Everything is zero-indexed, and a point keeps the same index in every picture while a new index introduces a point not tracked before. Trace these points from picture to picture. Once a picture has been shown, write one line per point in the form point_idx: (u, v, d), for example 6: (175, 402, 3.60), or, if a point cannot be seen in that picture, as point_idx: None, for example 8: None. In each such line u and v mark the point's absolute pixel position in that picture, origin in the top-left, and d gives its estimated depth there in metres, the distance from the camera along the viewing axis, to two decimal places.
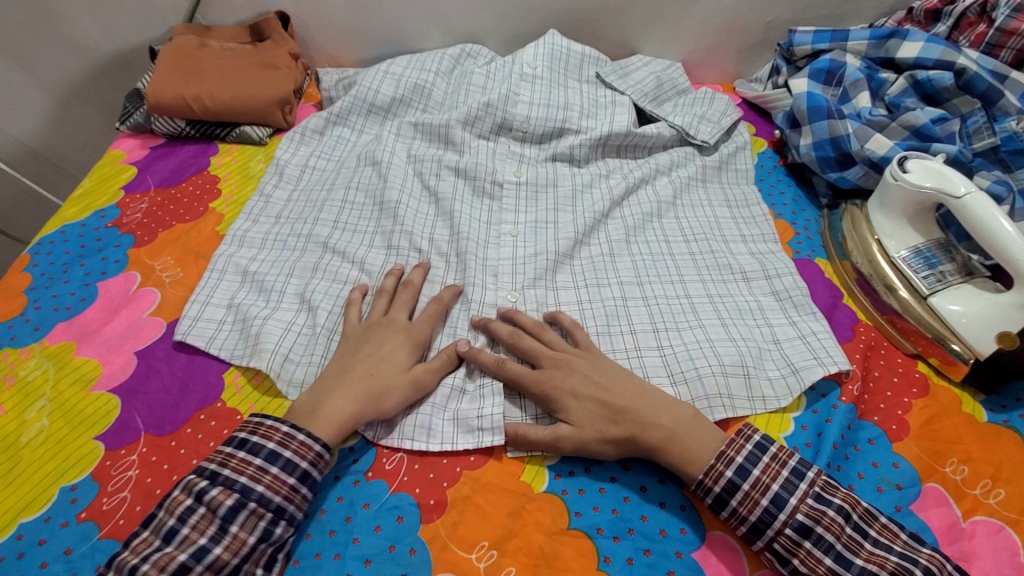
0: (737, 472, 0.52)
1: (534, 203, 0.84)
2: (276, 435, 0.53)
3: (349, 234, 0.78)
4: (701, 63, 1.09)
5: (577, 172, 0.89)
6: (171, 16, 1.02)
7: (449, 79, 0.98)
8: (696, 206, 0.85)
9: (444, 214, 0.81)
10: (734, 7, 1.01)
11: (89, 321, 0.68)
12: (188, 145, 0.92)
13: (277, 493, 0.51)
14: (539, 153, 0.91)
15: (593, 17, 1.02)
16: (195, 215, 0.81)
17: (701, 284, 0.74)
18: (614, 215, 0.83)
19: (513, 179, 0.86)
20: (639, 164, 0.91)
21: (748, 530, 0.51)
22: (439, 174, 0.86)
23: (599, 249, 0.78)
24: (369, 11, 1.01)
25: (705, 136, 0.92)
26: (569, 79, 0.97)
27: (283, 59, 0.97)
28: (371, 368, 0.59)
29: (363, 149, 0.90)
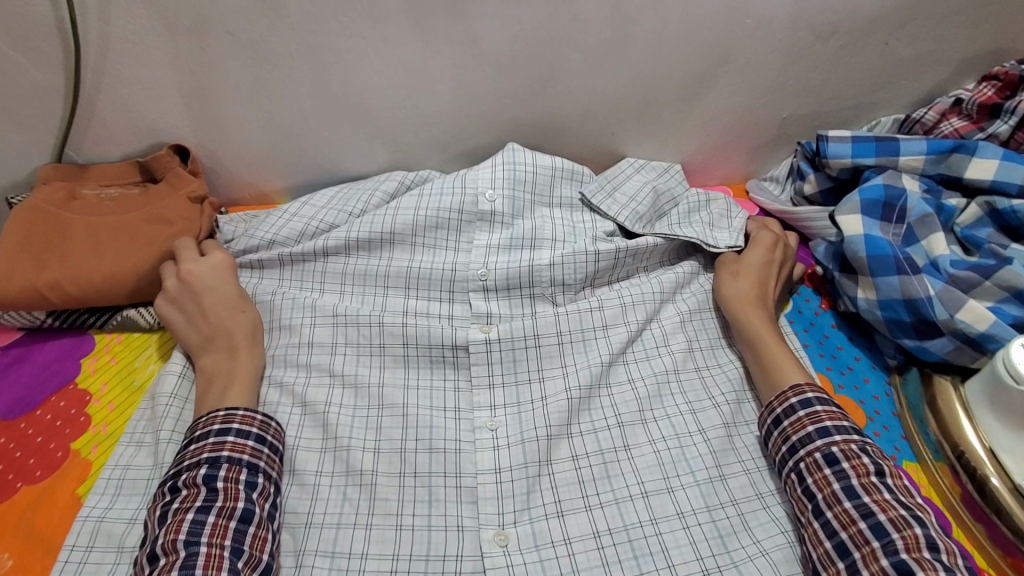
0: (799, 401, 0.58)
1: (511, 364, 0.67)
2: (216, 419, 0.56)
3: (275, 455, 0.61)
4: (706, 165, 0.90)
5: (561, 315, 0.70)
6: (33, 156, 0.79)
7: (365, 228, 0.74)
8: (716, 351, 0.71)
9: (395, 411, 0.63)
10: (745, 104, 0.83)
11: None
12: (50, 342, 0.69)
13: (243, 453, 0.54)
14: (507, 304, 0.72)
15: (575, 125, 0.83)
16: (49, 466, 0.59)
17: (744, 479, 0.61)
18: (616, 381, 0.67)
19: (480, 335, 0.68)
20: (639, 288, 0.73)
21: (787, 449, 0.57)
22: (383, 344, 0.67)
23: (609, 440, 0.63)
24: (294, 135, 0.80)
25: (721, 239, 0.75)
26: (537, 201, 0.78)
27: (179, 208, 0.74)
28: (225, 304, 0.65)
29: (269, 329, 0.69)
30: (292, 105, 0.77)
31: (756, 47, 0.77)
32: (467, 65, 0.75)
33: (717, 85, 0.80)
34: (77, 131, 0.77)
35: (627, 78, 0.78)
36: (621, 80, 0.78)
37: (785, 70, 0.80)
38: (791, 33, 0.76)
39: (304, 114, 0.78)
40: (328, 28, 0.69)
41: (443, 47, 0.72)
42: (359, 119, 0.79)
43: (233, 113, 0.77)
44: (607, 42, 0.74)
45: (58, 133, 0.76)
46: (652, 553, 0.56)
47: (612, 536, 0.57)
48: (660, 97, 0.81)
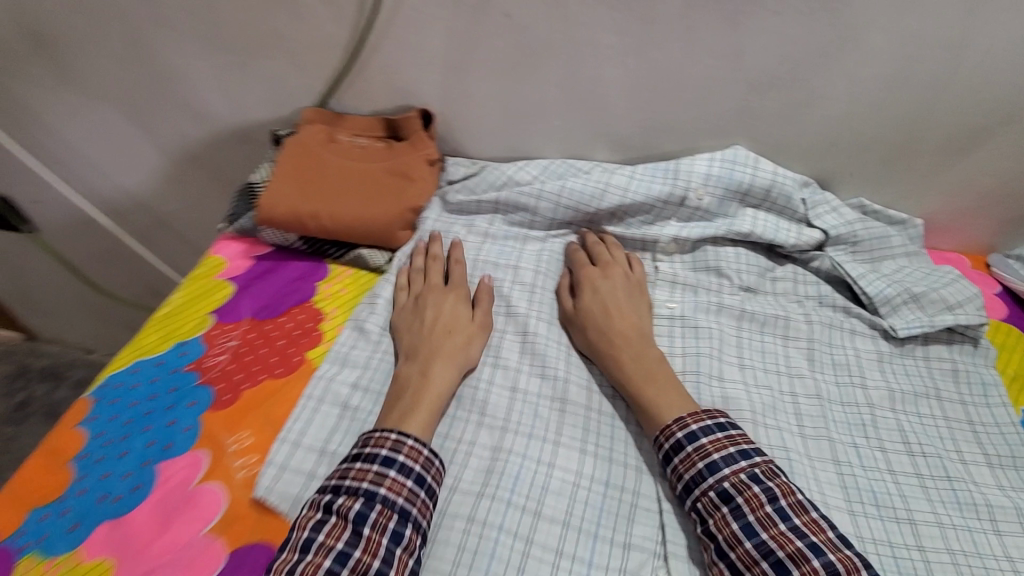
0: (687, 435, 0.55)
1: (694, 341, 0.69)
2: (384, 443, 0.53)
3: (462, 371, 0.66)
4: (945, 226, 0.82)
5: (744, 326, 0.71)
6: (302, 97, 0.90)
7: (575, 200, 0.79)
8: (916, 400, 0.66)
9: (581, 382, 0.66)
10: (1016, 169, 0.75)
11: (138, 529, 0.53)
12: (295, 262, 0.78)
13: (399, 495, 0.50)
14: (687, 299, 0.73)
15: (808, 158, 0.79)
16: (288, 368, 0.66)
17: (937, 530, 0.56)
18: (803, 386, 0.66)
19: (665, 311, 0.72)
20: (825, 313, 0.72)
21: (682, 489, 0.54)
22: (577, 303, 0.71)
23: (793, 442, 0.61)
24: (529, 119, 0.84)
25: (898, 323, 0.69)
26: (744, 204, 0.77)
27: (419, 167, 0.81)
28: (447, 328, 0.65)
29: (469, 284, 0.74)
30: (537, 91, 0.80)
31: None
32: (721, 79, 0.74)
33: (991, 144, 0.73)
34: (344, 83, 0.87)
35: (886, 120, 0.73)
36: (880, 121, 0.74)
37: None
38: None
39: (544, 101, 0.81)
40: (600, 23, 0.72)
41: (704, 58, 0.72)
42: (592, 115, 0.81)
43: (482, 90, 0.82)
44: (880, 79, 0.70)
45: (328, 82, 0.87)
46: None
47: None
48: (917, 145, 0.75)
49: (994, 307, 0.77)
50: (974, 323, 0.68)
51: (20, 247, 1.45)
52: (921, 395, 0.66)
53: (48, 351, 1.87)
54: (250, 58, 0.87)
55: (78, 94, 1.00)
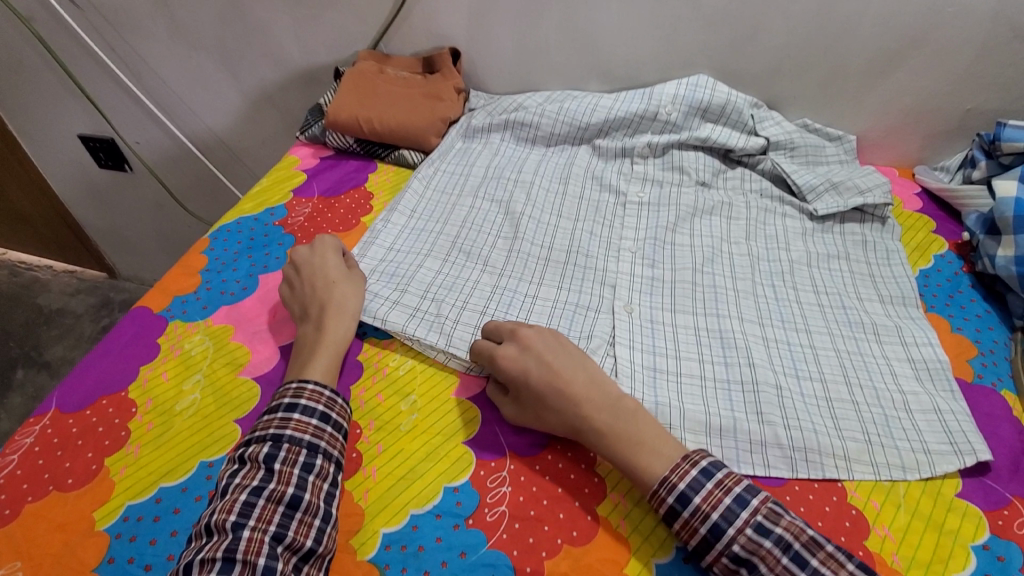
0: (677, 500, 0.53)
1: (654, 218, 0.88)
2: (289, 392, 0.60)
3: (475, 231, 0.85)
4: (877, 142, 1.00)
5: (697, 207, 0.89)
6: (359, 42, 1.13)
7: (571, 116, 0.98)
8: (830, 258, 0.83)
9: (564, 235, 0.85)
10: (929, 89, 0.92)
11: (248, 310, 0.75)
12: (352, 160, 1.01)
13: (305, 433, 0.57)
14: (652, 191, 0.92)
15: (761, 83, 0.98)
16: (347, 224, 0.88)
17: (827, 337, 0.73)
18: (739, 249, 0.84)
19: (635, 200, 0.90)
20: (764, 200, 0.91)
21: (700, 542, 0.52)
22: (564, 189, 0.92)
23: (722, 283, 0.79)
24: (536, 55, 1.05)
25: (820, 205, 0.87)
26: (704, 119, 0.95)
27: (449, 92, 1.03)
28: (322, 284, 0.71)
29: (483, 181, 0.93)
30: (542, 32, 1.02)
31: (950, 37, 0.86)
32: (687, 17, 0.93)
33: (906, 67, 0.91)
34: (392, 29, 1.10)
35: (820, 49, 0.92)
36: (815, 51, 0.92)
37: (976, 63, 0.88)
38: (990, 28, 0.84)
39: (548, 40, 1.02)
40: None
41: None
42: (585, 50, 1.02)
43: (499, 31, 1.04)
44: (810, 13, 0.89)
45: (380, 28, 1.10)
46: (738, 346, 0.70)
47: (708, 334, 0.73)
48: (847, 70, 0.93)
49: (912, 202, 0.93)
50: (880, 203, 0.85)
51: (118, 186, 1.73)
52: (834, 257, 0.83)
53: (129, 287, 2.18)
54: (319, 11, 1.11)
55: (184, 45, 1.26)
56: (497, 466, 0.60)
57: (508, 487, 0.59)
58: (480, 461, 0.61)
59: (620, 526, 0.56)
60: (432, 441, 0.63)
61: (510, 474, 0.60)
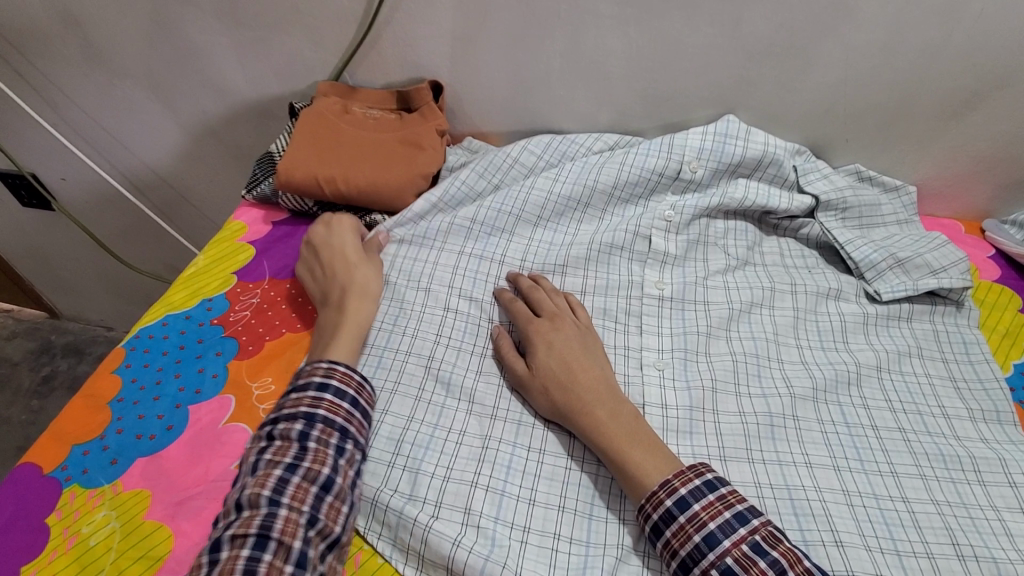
0: (676, 503, 0.49)
1: (681, 320, 0.71)
2: (317, 371, 0.56)
3: (463, 323, 0.70)
4: (938, 192, 0.85)
5: (732, 288, 0.74)
6: (317, 71, 0.93)
7: (573, 174, 0.81)
8: (906, 358, 0.67)
9: None
10: (1010, 134, 0.77)
11: (171, 464, 0.56)
12: (312, 226, 0.82)
13: (326, 449, 0.51)
14: (675, 278, 0.75)
15: (805, 125, 0.81)
16: (307, 322, 0.69)
17: (921, 484, 0.57)
18: (789, 351, 0.68)
19: (655, 291, 0.74)
20: (817, 279, 0.75)
21: (678, 566, 0.47)
22: (569, 265, 0.76)
23: (778, 406, 0.62)
24: (534, 89, 0.87)
25: (883, 288, 0.71)
26: (739, 173, 0.79)
27: (429, 136, 0.84)
28: (347, 263, 0.69)
29: (460, 269, 0.75)
30: (542, 63, 0.84)
31: None
32: (720, 48, 0.76)
33: (984, 108, 0.75)
34: (357, 56, 0.90)
35: (881, 86, 0.76)
36: (877, 87, 0.76)
37: None
38: None
39: (549, 71, 0.84)
40: None
41: (704, 27, 0.75)
42: (595, 84, 0.84)
43: (489, 60, 0.85)
44: (874, 45, 0.72)
45: (342, 55, 0.90)
46: (813, 513, 0.55)
47: (772, 490, 0.57)
48: (912, 111, 0.77)
49: (988, 270, 0.79)
50: (957, 287, 0.70)
51: (47, 224, 1.50)
52: (907, 354, 0.68)
53: (71, 328, 1.93)
54: (267, 33, 0.90)
55: (103, 70, 1.04)
56: None
57: None
58: None
59: None
60: None
61: None
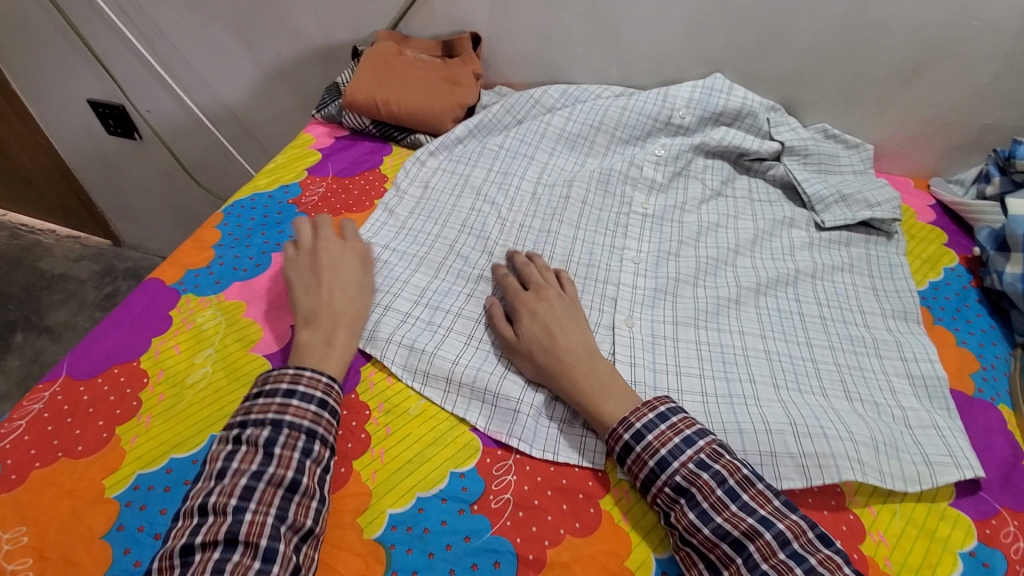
0: (632, 436, 0.58)
1: (657, 233, 0.86)
2: (285, 378, 0.59)
3: (482, 219, 0.87)
4: (893, 152, 1.00)
5: (703, 217, 0.88)
6: (377, 21, 1.12)
7: (582, 116, 0.99)
8: (838, 271, 0.81)
9: (567, 237, 0.85)
10: (951, 101, 0.92)
11: (260, 287, 0.75)
12: (367, 142, 1.01)
13: (304, 419, 0.57)
14: (658, 202, 0.90)
15: (780, 86, 0.97)
16: (362, 208, 0.88)
17: (828, 352, 0.73)
18: (743, 257, 0.83)
19: (640, 210, 0.89)
20: (775, 210, 0.89)
21: (639, 485, 0.58)
22: (573, 181, 0.92)
23: (725, 294, 0.78)
24: (557, 44, 1.04)
25: (827, 217, 0.86)
26: (719, 121, 0.95)
27: (466, 77, 1.03)
28: (343, 292, 0.69)
29: (484, 179, 0.93)
30: (564, 21, 1.01)
31: (973, 50, 0.86)
32: (711, 14, 0.93)
33: (927, 77, 0.90)
34: (413, 10, 1.09)
35: (842, 54, 0.91)
36: (839, 55, 0.91)
37: (999, 77, 0.88)
38: (1015, 42, 0.84)
39: (570, 28, 1.01)
40: None
41: None
42: (609, 42, 1.01)
43: (522, 18, 1.03)
44: (836, 18, 0.88)
45: (401, 8, 1.09)
46: (738, 362, 0.71)
47: (709, 346, 0.72)
48: (868, 77, 0.93)
49: (924, 214, 0.92)
50: (887, 218, 0.85)
51: (128, 154, 1.73)
52: (840, 267, 0.82)
53: (132, 256, 2.16)
54: None
55: (200, 13, 1.24)
56: (503, 455, 0.62)
57: (513, 475, 0.60)
58: (486, 448, 0.62)
59: (622, 520, 0.58)
60: (438, 428, 0.64)
61: (515, 463, 0.61)
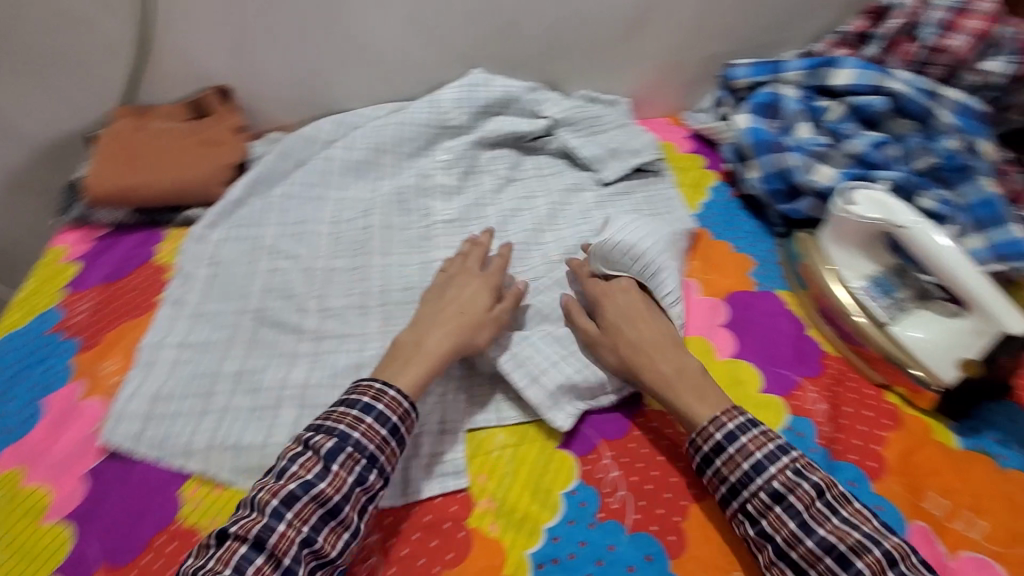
0: (725, 436, 0.56)
1: (464, 234, 0.87)
2: (346, 419, 0.56)
3: (286, 277, 0.82)
4: (647, 98, 1.10)
5: (502, 206, 0.91)
6: (106, 99, 1.00)
7: (362, 141, 0.96)
8: (625, 220, 0.89)
9: (378, 267, 0.82)
10: (674, 43, 1.03)
11: (37, 442, 0.66)
12: (131, 235, 0.90)
13: (337, 488, 0.53)
14: (457, 204, 0.91)
15: (535, 65, 1.03)
16: (145, 307, 0.79)
17: None
18: (546, 232, 0.87)
19: (446, 217, 0.89)
20: (563, 179, 0.95)
21: (727, 490, 0.55)
22: (369, 210, 0.89)
23: (538, 273, 0.81)
24: (313, 77, 1.00)
25: (607, 172, 0.94)
26: (491, 112, 0.99)
27: (225, 134, 0.95)
28: (461, 305, 0.66)
29: (278, 235, 0.87)
30: (312, 53, 0.97)
31: None
32: (449, 15, 0.95)
33: (649, 28, 1.01)
34: (143, 78, 0.98)
35: (574, 24, 0.98)
36: (573, 25, 0.99)
37: (702, 15, 1.00)
38: None
39: (321, 58, 0.98)
40: None
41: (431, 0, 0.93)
42: (364, 63, 0.99)
43: (266, 59, 0.97)
44: None
45: (127, 79, 0.97)
46: None
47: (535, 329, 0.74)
48: (603, 39, 1.01)
49: (683, 145, 1.04)
50: (653, 159, 0.95)
51: None
52: (628, 216, 0.89)
53: None
54: (45, 71, 0.95)
55: None
56: None
57: (376, 534, 0.57)
58: None
59: (491, 530, 0.56)
60: None
61: (376, 520, 0.57)
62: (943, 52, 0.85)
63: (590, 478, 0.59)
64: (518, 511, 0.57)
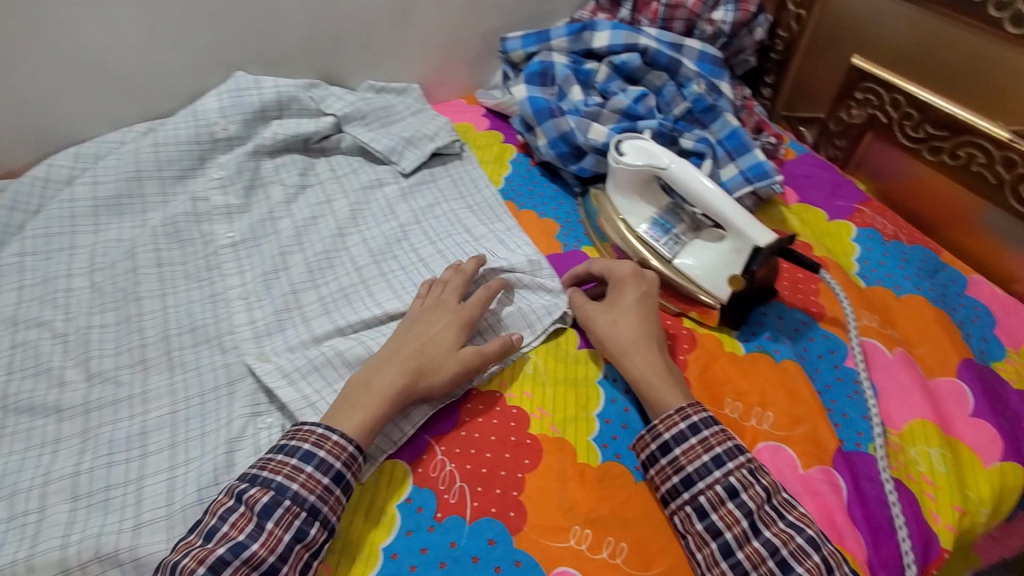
0: (689, 427, 0.57)
1: (257, 254, 0.79)
2: (311, 438, 0.53)
3: (31, 351, 0.66)
4: (437, 82, 1.09)
5: (296, 215, 0.83)
6: None
7: (111, 170, 0.81)
8: (433, 209, 0.87)
9: (155, 313, 0.71)
10: (449, 23, 1.02)
11: None
12: None
13: (269, 547, 0.48)
14: (242, 224, 0.81)
15: (307, 61, 0.96)
16: None
17: None
18: (349, 234, 0.82)
19: (226, 240, 0.79)
20: (361, 177, 0.90)
21: (680, 480, 0.56)
22: (135, 250, 0.76)
23: (348, 280, 0.76)
24: (30, 106, 0.83)
25: (405, 163, 0.90)
26: (267, 117, 0.89)
27: None
28: (422, 346, 0.61)
29: (15, 303, 0.71)
30: (17, 77, 0.80)
31: None
32: (188, 16, 0.84)
33: (418, 11, 0.98)
34: None
35: (338, 14, 0.93)
36: (337, 16, 0.93)
37: None
38: None
39: (33, 81, 0.81)
40: None
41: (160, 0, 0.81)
42: (94, 81, 0.84)
43: None
44: None
45: None
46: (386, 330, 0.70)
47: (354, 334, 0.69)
48: (375, 26, 0.97)
49: (481, 123, 1.04)
50: (449, 143, 0.93)
51: None
52: (436, 205, 0.87)
53: None
54: None
55: None
56: None
57: None
58: None
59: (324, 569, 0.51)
60: None
61: None
62: (678, 7, 0.94)
63: (424, 481, 0.57)
64: (351, 538, 0.53)
